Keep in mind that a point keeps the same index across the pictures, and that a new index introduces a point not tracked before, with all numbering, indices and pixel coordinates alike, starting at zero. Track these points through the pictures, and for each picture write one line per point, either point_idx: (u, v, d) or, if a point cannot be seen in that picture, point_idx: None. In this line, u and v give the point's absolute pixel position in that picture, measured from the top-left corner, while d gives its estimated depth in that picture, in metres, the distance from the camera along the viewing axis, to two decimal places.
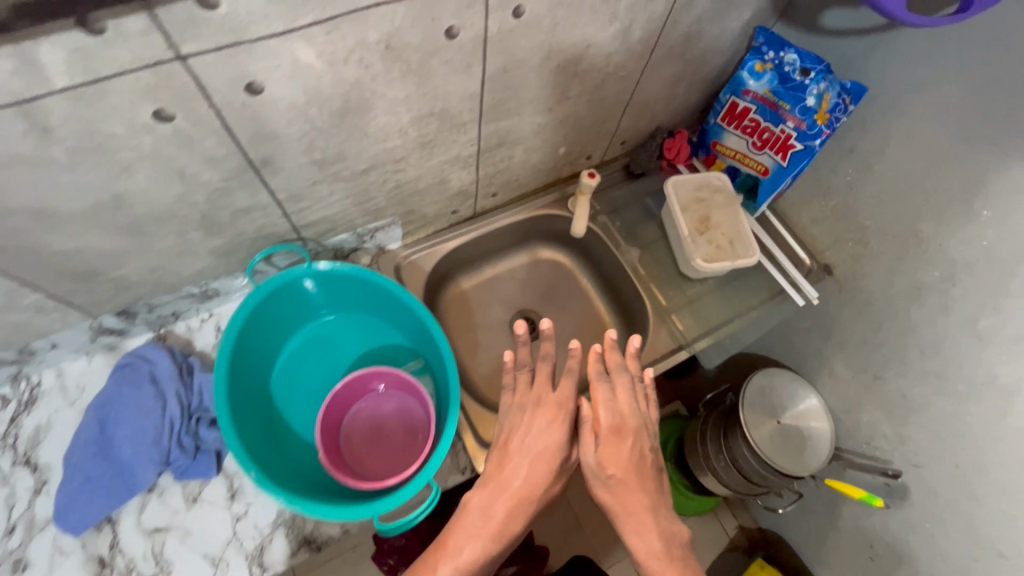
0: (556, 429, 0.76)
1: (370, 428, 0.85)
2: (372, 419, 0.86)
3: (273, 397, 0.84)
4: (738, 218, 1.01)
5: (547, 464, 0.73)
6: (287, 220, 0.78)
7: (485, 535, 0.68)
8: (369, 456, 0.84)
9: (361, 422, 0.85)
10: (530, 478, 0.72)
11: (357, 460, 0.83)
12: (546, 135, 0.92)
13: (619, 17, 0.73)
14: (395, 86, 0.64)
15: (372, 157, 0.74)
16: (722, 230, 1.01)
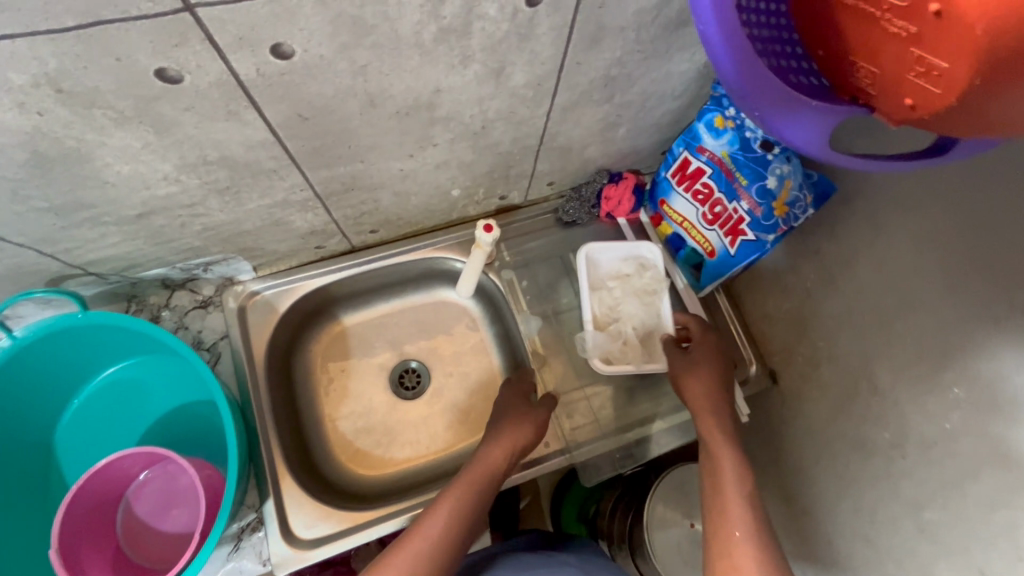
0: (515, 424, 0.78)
1: (159, 504, 0.72)
2: (160, 494, 0.73)
3: (51, 453, 0.72)
4: (658, 307, 0.84)
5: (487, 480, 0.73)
6: (57, 258, 0.63)
7: (430, 542, 0.65)
8: (148, 539, 0.71)
9: (148, 496, 0.72)
10: (475, 486, 0.71)
11: (133, 542, 0.71)
12: (421, 179, 0.73)
13: (476, 60, 0.52)
14: (115, 135, 0.46)
15: (141, 203, 0.57)
16: (634, 322, 0.84)
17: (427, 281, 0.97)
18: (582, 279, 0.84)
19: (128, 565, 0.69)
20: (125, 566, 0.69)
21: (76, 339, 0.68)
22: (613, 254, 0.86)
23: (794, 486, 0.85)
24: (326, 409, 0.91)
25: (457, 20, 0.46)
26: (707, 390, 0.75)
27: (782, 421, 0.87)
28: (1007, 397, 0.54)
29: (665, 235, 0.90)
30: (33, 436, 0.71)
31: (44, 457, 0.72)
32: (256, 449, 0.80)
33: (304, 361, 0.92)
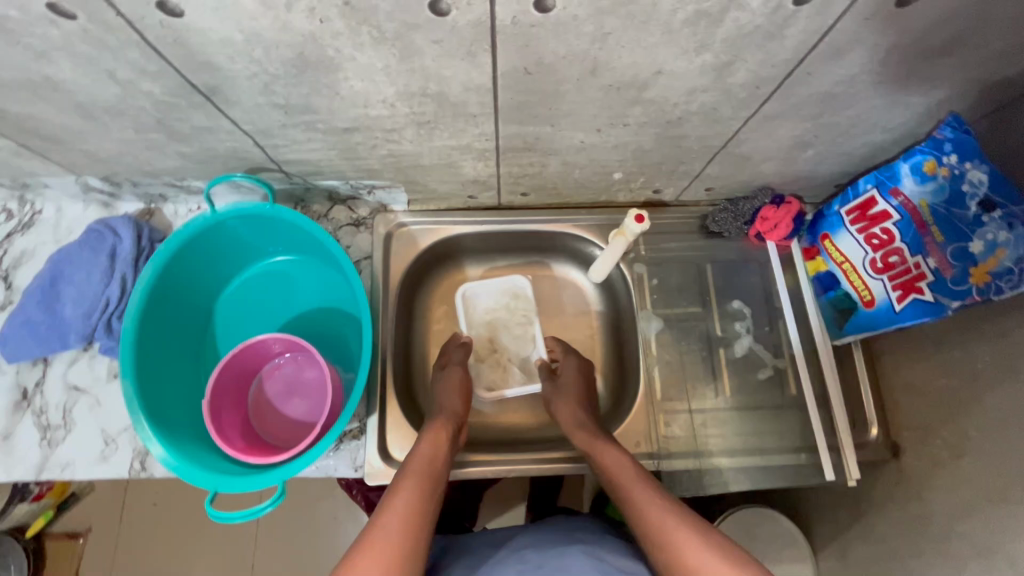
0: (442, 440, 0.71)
1: (284, 388, 0.80)
2: (286, 381, 0.81)
3: (212, 319, 0.82)
4: (528, 342, 0.94)
5: (437, 461, 0.68)
6: (264, 152, 0.70)
7: (399, 520, 0.57)
8: (273, 418, 0.79)
9: (278, 380, 0.80)
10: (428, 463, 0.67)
11: (258, 417, 0.79)
12: (593, 155, 0.73)
13: (711, 49, 0.51)
14: (367, 53, 0.50)
15: (353, 119, 0.62)
16: (511, 353, 0.94)
17: (554, 254, 0.98)
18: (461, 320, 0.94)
19: (252, 433, 0.77)
20: (251, 433, 0.77)
21: (258, 224, 0.77)
22: (491, 289, 0.96)
23: (886, 569, 0.79)
24: (432, 347, 0.96)
25: (717, 4, 0.45)
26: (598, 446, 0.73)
27: (892, 497, 0.81)
28: None
29: (817, 271, 0.86)
30: (203, 302, 0.81)
31: (206, 321, 0.81)
32: (372, 364, 0.87)
33: (424, 299, 0.97)
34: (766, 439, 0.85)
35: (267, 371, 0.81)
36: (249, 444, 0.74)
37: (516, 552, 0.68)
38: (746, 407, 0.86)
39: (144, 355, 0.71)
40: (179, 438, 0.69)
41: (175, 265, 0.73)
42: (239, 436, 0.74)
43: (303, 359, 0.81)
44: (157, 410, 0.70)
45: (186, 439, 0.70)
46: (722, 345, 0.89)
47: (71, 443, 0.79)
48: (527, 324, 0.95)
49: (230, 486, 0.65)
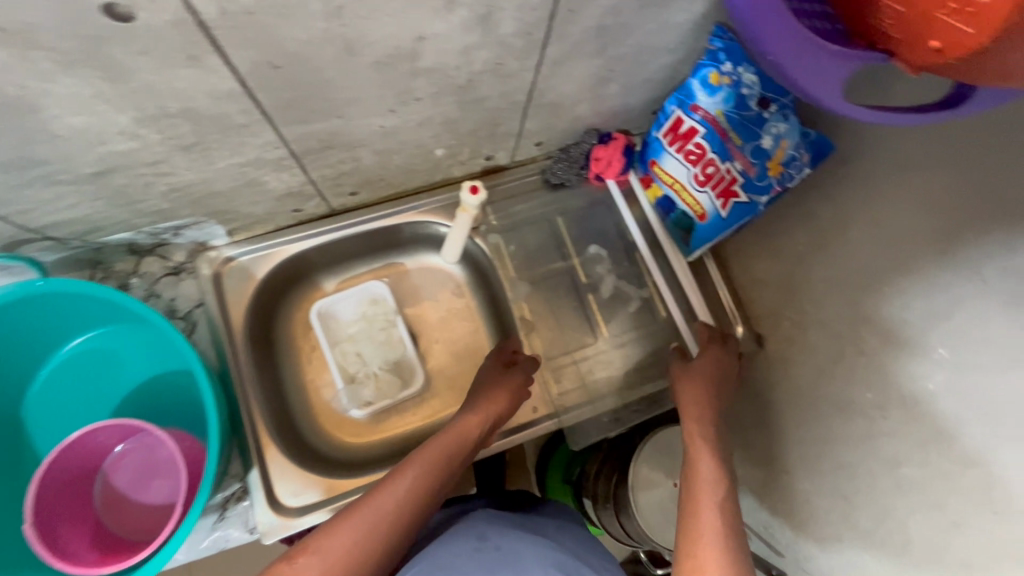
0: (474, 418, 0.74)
1: (136, 475, 0.70)
2: (137, 467, 0.70)
3: (21, 427, 0.69)
4: (393, 347, 0.91)
5: (457, 450, 0.70)
6: (8, 221, 0.59)
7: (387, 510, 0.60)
8: (129, 512, 0.69)
9: (126, 468, 0.70)
10: (450, 444, 0.70)
11: (111, 518, 0.69)
12: (403, 137, 0.69)
13: (461, 3, 0.48)
14: (60, 81, 0.42)
15: (99, 159, 0.53)
16: (380, 362, 0.90)
17: (410, 246, 0.94)
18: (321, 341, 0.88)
19: (109, 537, 0.67)
20: (108, 537, 0.67)
21: (37, 307, 0.64)
22: (349, 297, 0.91)
23: (775, 446, 0.87)
24: (308, 377, 0.89)
25: None
26: (697, 404, 0.76)
27: (766, 384, 0.88)
28: (990, 356, 0.54)
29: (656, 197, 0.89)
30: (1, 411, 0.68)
31: (12, 432, 0.69)
32: (237, 418, 0.79)
33: (284, 329, 0.89)
34: (651, 365, 0.88)
35: (109, 463, 0.70)
36: (104, 552, 0.65)
37: (473, 528, 0.64)
38: (626, 342, 0.89)
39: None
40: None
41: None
42: (90, 548, 0.64)
43: (150, 436, 0.71)
44: None
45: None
46: (590, 291, 0.91)
47: None
48: (390, 328, 0.91)
49: None
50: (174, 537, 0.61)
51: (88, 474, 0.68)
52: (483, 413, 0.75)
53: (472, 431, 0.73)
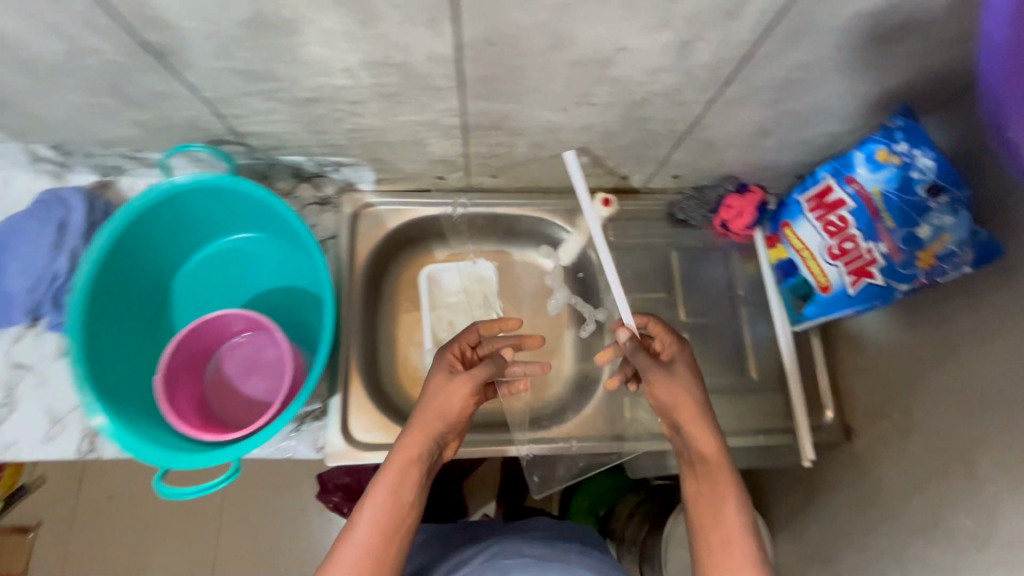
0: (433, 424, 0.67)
1: (242, 367, 0.79)
2: (246, 359, 0.79)
3: (168, 295, 0.79)
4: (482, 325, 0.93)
5: (412, 467, 0.65)
6: (222, 121, 0.68)
7: (368, 536, 0.60)
8: (230, 397, 0.77)
9: (236, 359, 0.79)
10: (409, 453, 0.65)
11: (214, 395, 0.77)
12: (561, 136, 0.74)
13: (673, 27, 0.52)
14: (325, 16, 0.49)
15: (317, 88, 0.61)
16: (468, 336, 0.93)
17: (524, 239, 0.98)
18: (423, 301, 0.94)
19: (208, 412, 0.75)
20: (206, 411, 0.75)
21: (219, 199, 0.75)
22: (454, 270, 0.96)
23: (836, 545, 0.82)
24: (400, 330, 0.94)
25: None
26: (693, 422, 0.65)
27: (843, 477, 0.84)
28: None
29: (779, 257, 0.88)
30: (160, 277, 0.78)
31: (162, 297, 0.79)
32: (336, 346, 0.86)
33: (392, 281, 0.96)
34: (728, 421, 0.86)
35: (223, 349, 0.78)
36: (203, 422, 0.73)
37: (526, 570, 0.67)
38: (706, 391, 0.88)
39: (94, 328, 0.69)
40: (130, 415, 0.67)
41: (127, 236, 0.71)
42: (194, 415, 0.72)
43: (265, 337, 0.79)
44: (105, 385, 0.68)
45: (136, 414, 0.68)
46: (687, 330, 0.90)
47: (13, 424, 0.76)
48: (486, 306, 0.95)
49: (182, 464, 0.64)
50: (265, 429, 0.67)
51: (206, 354, 0.77)
52: (425, 426, 0.67)
53: (423, 437, 0.66)
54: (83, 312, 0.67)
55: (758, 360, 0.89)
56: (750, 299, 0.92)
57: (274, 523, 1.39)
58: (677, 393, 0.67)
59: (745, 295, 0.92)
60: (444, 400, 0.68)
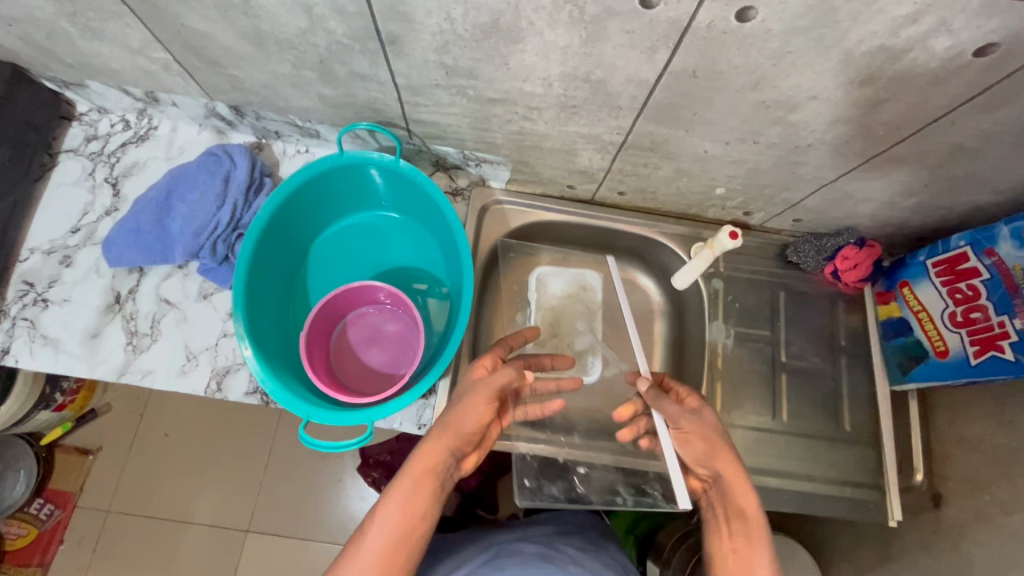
0: (453, 432, 0.65)
1: (366, 337, 0.83)
2: (370, 330, 0.83)
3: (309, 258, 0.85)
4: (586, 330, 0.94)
5: (428, 480, 0.62)
6: (400, 107, 0.73)
7: (378, 547, 0.58)
8: (352, 363, 0.82)
9: (361, 328, 0.83)
10: (424, 465, 0.63)
11: (338, 358, 0.81)
12: (709, 166, 0.76)
13: (875, 83, 0.54)
14: (555, 30, 0.53)
15: (506, 91, 0.65)
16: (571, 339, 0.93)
17: (631, 257, 1.00)
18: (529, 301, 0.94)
19: (332, 373, 0.80)
20: (331, 373, 0.80)
21: (377, 176, 0.80)
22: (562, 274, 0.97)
23: None
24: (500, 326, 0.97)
25: (905, 43, 0.48)
26: (734, 479, 0.66)
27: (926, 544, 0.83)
28: None
29: (889, 315, 0.89)
30: (305, 240, 0.84)
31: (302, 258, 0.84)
32: None
33: None
34: (814, 468, 0.87)
35: (352, 317, 0.83)
36: (332, 382, 0.77)
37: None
38: (796, 435, 0.88)
39: (255, 279, 0.74)
40: (274, 366, 0.73)
41: (294, 198, 0.76)
42: (324, 374, 0.77)
43: (391, 312, 0.84)
44: (257, 333, 0.73)
45: (278, 365, 0.74)
46: (785, 372, 0.91)
47: (154, 354, 0.82)
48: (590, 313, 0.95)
49: (321, 419, 0.69)
50: (394, 399, 0.72)
51: (338, 319, 0.81)
52: (442, 440, 0.64)
53: (442, 448, 0.64)
54: (250, 262, 0.73)
55: (852, 412, 0.90)
56: (851, 352, 0.92)
57: (322, 487, 1.44)
58: (701, 435, 0.68)
59: (846, 347, 0.93)
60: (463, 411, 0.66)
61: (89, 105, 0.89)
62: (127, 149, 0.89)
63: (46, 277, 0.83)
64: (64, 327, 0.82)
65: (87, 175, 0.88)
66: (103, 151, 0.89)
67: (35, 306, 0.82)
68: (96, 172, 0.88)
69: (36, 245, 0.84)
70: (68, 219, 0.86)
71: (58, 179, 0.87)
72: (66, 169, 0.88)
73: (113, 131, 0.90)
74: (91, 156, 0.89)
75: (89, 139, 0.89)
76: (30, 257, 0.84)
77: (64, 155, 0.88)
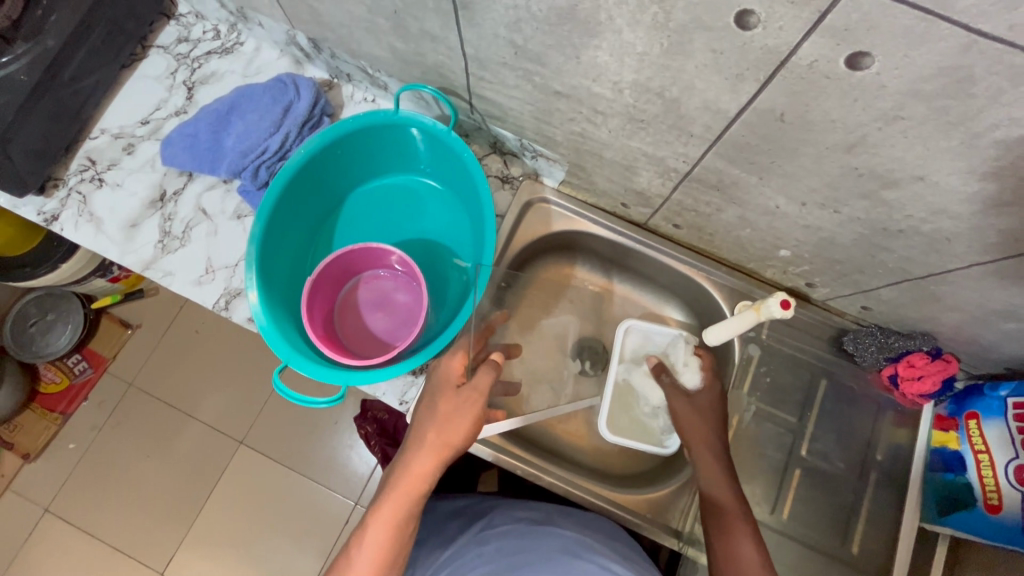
0: (434, 437, 0.66)
1: (374, 301, 0.82)
2: (379, 294, 0.82)
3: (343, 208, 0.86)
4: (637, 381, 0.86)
5: (416, 498, 0.64)
6: (466, 77, 0.69)
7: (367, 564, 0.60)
8: (352, 321, 0.81)
9: (373, 291, 0.82)
10: (406, 480, 0.64)
11: (341, 313, 0.81)
12: (778, 224, 0.68)
13: (999, 180, 0.45)
14: (635, 31, 0.47)
15: (572, 87, 0.60)
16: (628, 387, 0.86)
17: (670, 295, 0.93)
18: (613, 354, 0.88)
19: (331, 325, 0.80)
20: (330, 325, 0.80)
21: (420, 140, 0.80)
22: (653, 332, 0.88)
23: None
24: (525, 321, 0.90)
25: None
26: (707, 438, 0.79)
27: None
28: None
29: (943, 445, 0.76)
30: (343, 187, 0.85)
31: (334, 204, 0.86)
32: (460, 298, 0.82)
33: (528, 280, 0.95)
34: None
35: (368, 279, 0.82)
36: (325, 334, 0.77)
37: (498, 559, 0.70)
38: (792, 536, 0.79)
39: (279, 213, 0.76)
40: (274, 303, 0.75)
41: (339, 143, 0.77)
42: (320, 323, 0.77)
43: (406, 283, 0.82)
44: (265, 264, 0.75)
45: (278, 302, 0.75)
46: (800, 467, 0.82)
47: (179, 257, 0.84)
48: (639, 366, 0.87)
49: (298, 365, 0.70)
50: (375, 368, 0.71)
51: (355, 277, 0.82)
52: (432, 458, 0.65)
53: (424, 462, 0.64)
54: (279, 194, 0.75)
55: (865, 535, 0.79)
56: (885, 469, 0.81)
57: (316, 424, 1.46)
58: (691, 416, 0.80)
59: (881, 461, 0.82)
60: (450, 417, 0.67)
61: (189, 8, 0.92)
62: (210, 57, 0.92)
63: (107, 160, 0.87)
64: (109, 210, 0.85)
65: (168, 74, 0.91)
66: (189, 54, 0.92)
67: (90, 184, 0.86)
68: (177, 73, 0.91)
69: (107, 128, 0.89)
70: (141, 110, 0.90)
71: (142, 71, 0.91)
72: (151, 63, 0.91)
73: (203, 39, 0.92)
74: (177, 57, 0.92)
75: (179, 40, 0.92)
76: (99, 136, 0.88)
77: (153, 50, 0.92)
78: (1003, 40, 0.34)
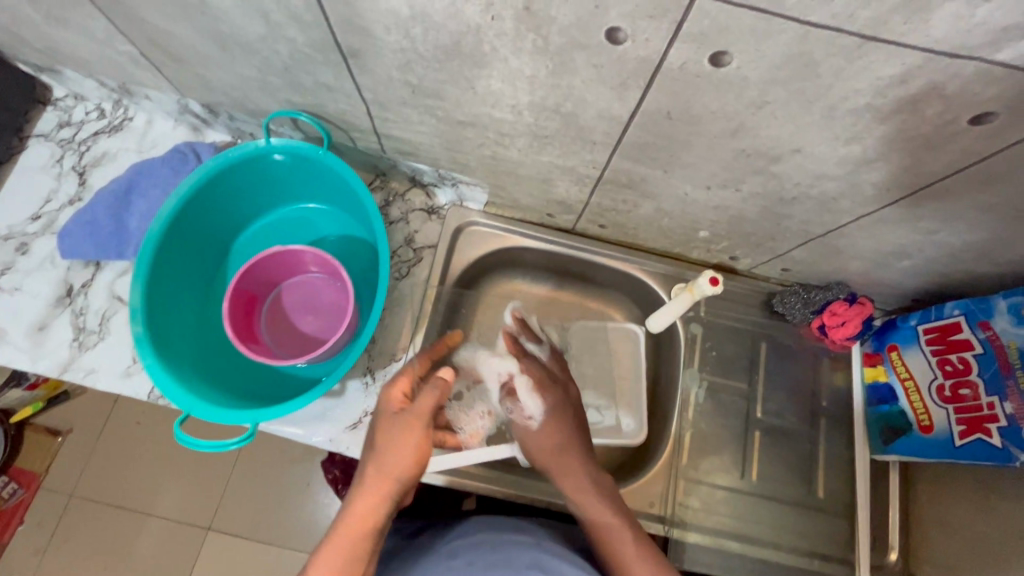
0: (383, 474, 0.58)
1: (315, 304, 0.80)
2: (320, 299, 0.80)
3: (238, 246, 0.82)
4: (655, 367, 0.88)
5: (371, 537, 0.57)
6: (370, 120, 0.70)
7: None
8: (283, 324, 0.80)
9: (315, 292, 0.81)
10: (355, 518, 0.56)
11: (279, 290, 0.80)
12: (691, 209, 0.72)
13: (863, 142, 0.50)
14: (522, 59, 0.49)
15: (475, 115, 0.61)
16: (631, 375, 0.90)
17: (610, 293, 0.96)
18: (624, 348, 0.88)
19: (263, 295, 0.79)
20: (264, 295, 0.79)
21: (309, 172, 0.77)
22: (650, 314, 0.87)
23: None
24: None
25: (894, 103, 0.44)
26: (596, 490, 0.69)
27: None
28: None
29: (875, 380, 0.83)
30: (238, 222, 0.81)
31: (230, 242, 0.82)
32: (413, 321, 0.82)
33: None
34: (779, 531, 0.82)
35: (316, 281, 0.81)
36: (253, 293, 0.77)
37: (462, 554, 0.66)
38: (764, 495, 0.83)
39: (165, 254, 0.73)
40: (161, 325, 0.71)
41: (217, 181, 0.74)
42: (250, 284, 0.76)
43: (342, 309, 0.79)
44: (154, 304, 0.71)
45: (166, 336, 0.71)
46: (760, 429, 0.86)
47: (100, 352, 0.78)
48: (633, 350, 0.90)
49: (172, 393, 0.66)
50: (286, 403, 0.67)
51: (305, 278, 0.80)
52: (380, 495, 0.58)
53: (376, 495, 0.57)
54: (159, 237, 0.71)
55: (828, 479, 0.84)
56: (832, 414, 0.87)
57: (287, 492, 1.39)
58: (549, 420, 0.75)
59: (827, 407, 0.87)
60: (395, 444, 0.59)
61: (65, 90, 0.87)
62: (98, 138, 0.87)
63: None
64: (10, 316, 0.79)
65: (54, 162, 0.86)
66: (74, 138, 0.87)
67: None
68: (64, 160, 0.86)
69: None
70: (30, 205, 0.84)
71: (24, 164, 0.85)
72: (33, 154, 0.86)
73: (86, 120, 0.87)
74: (61, 143, 0.86)
75: (61, 125, 0.87)
76: None
77: (33, 139, 0.86)
78: (831, 27, 0.38)
